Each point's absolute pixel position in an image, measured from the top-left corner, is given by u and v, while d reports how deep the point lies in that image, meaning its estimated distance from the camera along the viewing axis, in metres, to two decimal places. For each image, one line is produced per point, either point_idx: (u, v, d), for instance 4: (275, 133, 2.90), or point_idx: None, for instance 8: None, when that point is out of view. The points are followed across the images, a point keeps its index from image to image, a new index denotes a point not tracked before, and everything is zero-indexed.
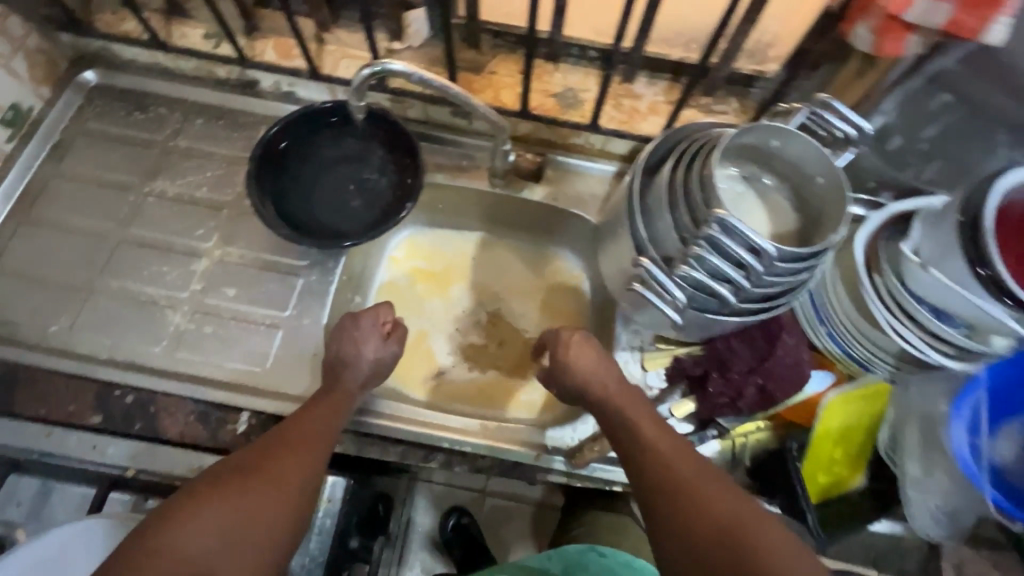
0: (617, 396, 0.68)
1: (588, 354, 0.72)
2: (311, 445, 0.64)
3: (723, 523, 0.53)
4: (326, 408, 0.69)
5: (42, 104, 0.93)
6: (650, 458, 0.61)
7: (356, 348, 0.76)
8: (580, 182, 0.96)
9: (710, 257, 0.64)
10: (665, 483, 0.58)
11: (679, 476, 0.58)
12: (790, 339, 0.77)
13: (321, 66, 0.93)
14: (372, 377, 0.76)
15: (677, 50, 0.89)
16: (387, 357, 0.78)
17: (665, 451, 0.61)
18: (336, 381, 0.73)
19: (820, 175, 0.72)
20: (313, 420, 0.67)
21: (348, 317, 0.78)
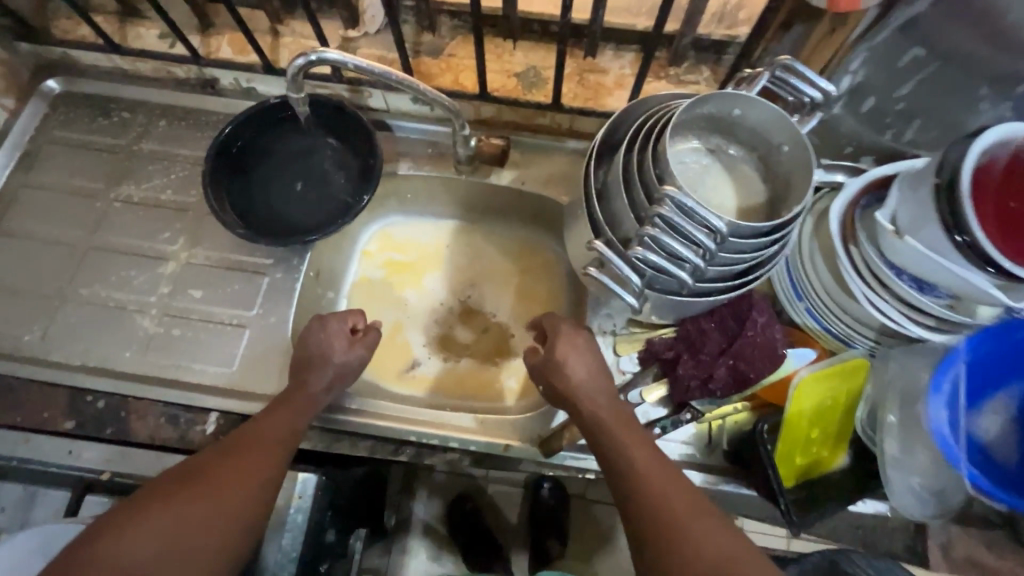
0: (606, 412, 0.65)
1: (575, 361, 0.69)
2: (264, 453, 0.63)
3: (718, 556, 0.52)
4: (287, 411, 0.69)
5: (7, 115, 0.94)
6: (643, 481, 0.58)
7: (323, 351, 0.74)
8: (549, 163, 0.93)
9: (663, 238, 0.61)
10: (656, 506, 0.56)
11: (672, 501, 0.56)
12: (761, 317, 0.74)
13: (277, 59, 0.91)
14: (339, 381, 0.74)
15: (641, 20, 0.85)
16: (355, 363, 0.75)
17: (655, 473, 0.58)
18: (300, 384, 0.72)
19: (786, 144, 0.68)
20: (272, 424, 0.67)
21: (316, 319, 0.76)
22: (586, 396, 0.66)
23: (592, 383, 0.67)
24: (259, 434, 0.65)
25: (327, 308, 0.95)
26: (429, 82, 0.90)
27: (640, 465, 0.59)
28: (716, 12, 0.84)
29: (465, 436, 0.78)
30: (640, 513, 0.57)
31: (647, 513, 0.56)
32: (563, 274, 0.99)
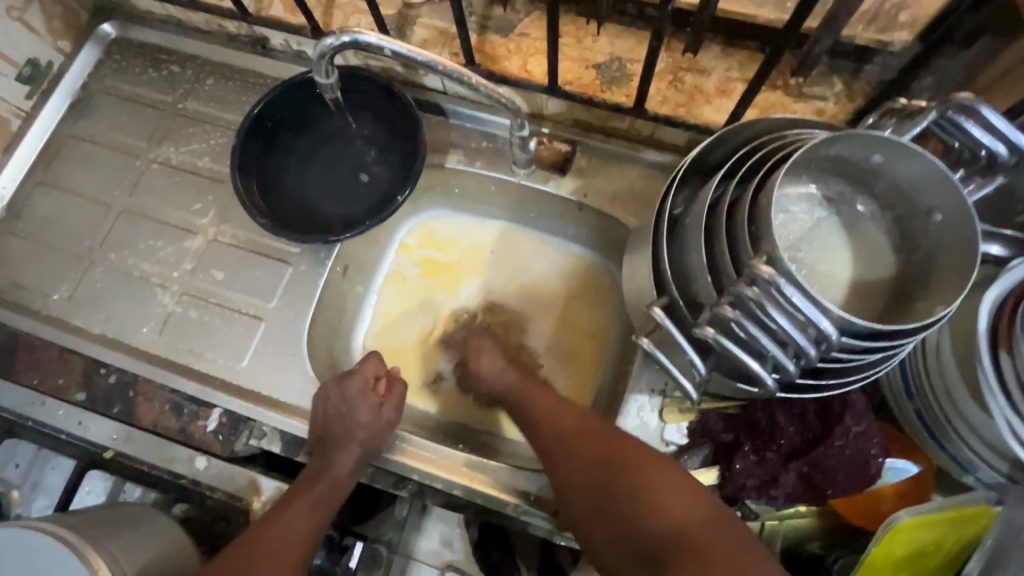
0: (523, 390, 0.72)
1: (491, 355, 0.77)
2: (291, 548, 0.64)
3: (625, 462, 0.59)
4: (306, 505, 0.67)
5: (63, 59, 0.89)
6: (553, 420, 0.66)
7: (350, 420, 0.72)
8: (619, 176, 0.78)
9: (745, 326, 0.47)
10: (569, 437, 0.63)
11: (580, 426, 0.64)
12: (855, 425, 0.58)
13: (330, 23, 0.82)
14: (366, 452, 0.72)
15: (765, 11, 0.68)
16: (381, 426, 0.74)
17: (563, 409, 0.67)
18: (322, 470, 0.70)
19: (938, 210, 0.50)
20: (285, 525, 0.65)
21: (335, 379, 0.75)
22: (505, 383, 0.74)
23: (511, 369, 0.75)
24: (270, 539, 0.64)
25: (351, 303, 0.88)
26: (493, 66, 0.77)
27: (546, 414, 0.67)
28: (868, 8, 0.65)
29: (473, 485, 0.72)
30: (554, 445, 0.64)
31: (564, 446, 0.63)
32: (618, 304, 0.87)
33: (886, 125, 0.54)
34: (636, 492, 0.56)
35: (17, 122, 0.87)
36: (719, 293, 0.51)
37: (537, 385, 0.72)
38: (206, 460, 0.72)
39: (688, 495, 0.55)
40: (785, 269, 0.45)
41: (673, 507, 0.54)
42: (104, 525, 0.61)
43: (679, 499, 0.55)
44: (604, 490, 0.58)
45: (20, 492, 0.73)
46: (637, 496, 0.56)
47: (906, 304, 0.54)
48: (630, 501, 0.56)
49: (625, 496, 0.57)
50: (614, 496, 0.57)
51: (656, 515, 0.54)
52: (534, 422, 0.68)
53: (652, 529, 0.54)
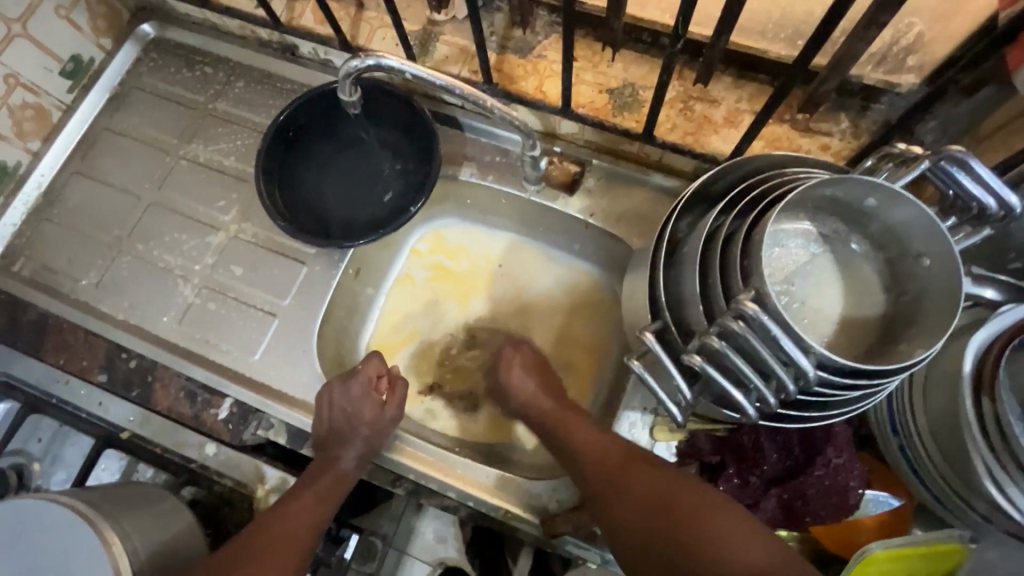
0: (558, 417, 0.71)
1: (526, 375, 0.76)
2: (293, 542, 0.67)
3: (681, 506, 0.57)
4: (311, 496, 0.71)
5: (103, 55, 0.94)
6: (596, 460, 0.65)
7: (352, 419, 0.75)
8: (626, 198, 0.81)
9: (730, 357, 0.49)
10: (616, 482, 0.62)
11: (627, 470, 0.62)
12: (836, 456, 0.60)
13: (356, 36, 0.85)
14: (369, 448, 0.76)
15: (776, 46, 0.70)
16: (383, 424, 0.77)
17: (603, 445, 0.66)
18: (328, 464, 0.74)
19: (927, 256, 0.52)
20: (291, 515, 0.69)
21: (338, 379, 0.78)
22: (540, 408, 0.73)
23: (544, 397, 0.74)
24: (278, 529, 0.67)
25: (362, 304, 0.91)
26: (509, 85, 0.80)
27: (587, 450, 0.66)
28: (876, 51, 0.66)
29: (466, 490, 0.75)
30: (599, 487, 0.63)
31: (612, 489, 0.62)
32: (617, 320, 0.90)
33: (884, 168, 0.56)
34: (699, 540, 0.55)
35: (58, 113, 0.91)
36: (709, 322, 0.54)
37: (572, 413, 0.71)
38: (215, 447, 0.76)
39: (753, 541, 0.53)
40: (771, 307, 0.47)
41: (740, 554, 0.53)
42: (118, 502, 0.65)
43: (743, 544, 0.53)
44: (663, 537, 0.57)
45: (41, 465, 0.77)
46: (699, 542, 0.55)
47: (891, 344, 0.56)
48: (692, 549, 0.55)
49: (686, 543, 0.55)
50: (675, 543, 0.56)
51: (725, 563, 0.53)
52: (578, 460, 0.66)
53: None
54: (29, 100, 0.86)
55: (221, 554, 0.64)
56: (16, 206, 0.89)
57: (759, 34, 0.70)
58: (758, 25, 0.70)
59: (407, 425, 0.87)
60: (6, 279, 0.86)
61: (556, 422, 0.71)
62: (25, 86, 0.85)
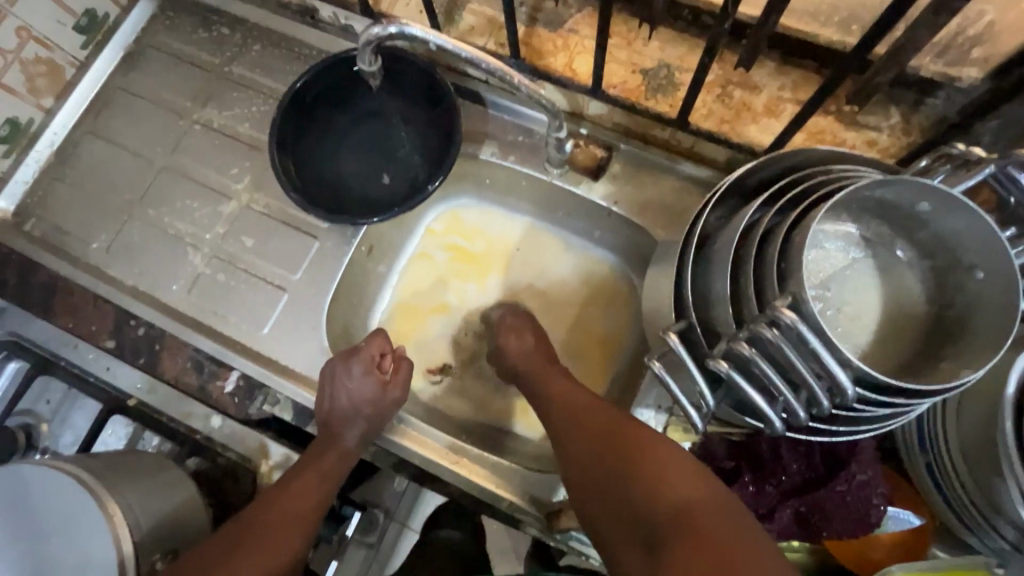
0: (550, 378, 0.71)
1: (523, 334, 0.78)
2: (295, 522, 0.67)
3: (632, 443, 0.57)
4: (315, 475, 0.71)
5: (119, 11, 0.91)
6: (569, 407, 0.65)
7: (353, 399, 0.74)
8: (652, 187, 0.77)
9: (761, 367, 0.46)
10: (579, 424, 0.62)
11: (591, 414, 0.63)
12: (860, 473, 0.57)
13: (379, 1, 0.81)
14: (371, 428, 0.75)
15: (828, 31, 0.64)
16: (386, 405, 0.76)
17: (578, 395, 0.66)
18: (331, 442, 0.73)
19: (981, 268, 0.48)
20: (296, 494, 0.68)
21: (341, 356, 0.76)
22: (533, 368, 0.73)
23: (539, 357, 0.75)
24: (284, 507, 0.67)
25: (373, 282, 0.89)
26: (537, 61, 0.76)
27: (564, 400, 0.66)
28: (939, 41, 0.61)
29: (470, 480, 0.74)
30: (564, 429, 0.64)
31: (574, 429, 0.62)
32: (633, 314, 0.87)
33: (941, 170, 0.51)
34: (637, 476, 0.54)
35: (72, 70, 0.89)
36: (738, 326, 0.51)
37: (559, 373, 0.72)
38: (220, 419, 0.76)
39: (694, 480, 0.52)
40: (807, 313, 0.44)
41: (677, 489, 0.51)
42: (122, 473, 0.64)
43: (683, 482, 0.52)
44: (609, 471, 0.56)
45: (49, 426, 0.79)
46: (640, 476, 0.54)
47: (933, 361, 0.52)
48: (632, 481, 0.54)
49: (627, 475, 0.55)
50: (618, 476, 0.55)
51: (658, 497, 0.51)
52: (554, 411, 0.67)
53: (653, 509, 0.51)
54: (42, 55, 0.84)
55: (227, 530, 0.64)
56: (29, 164, 0.88)
57: (811, 17, 0.64)
58: (812, 6, 0.64)
59: (413, 409, 0.85)
60: (17, 239, 0.85)
61: (544, 381, 0.71)
62: (37, 40, 0.82)
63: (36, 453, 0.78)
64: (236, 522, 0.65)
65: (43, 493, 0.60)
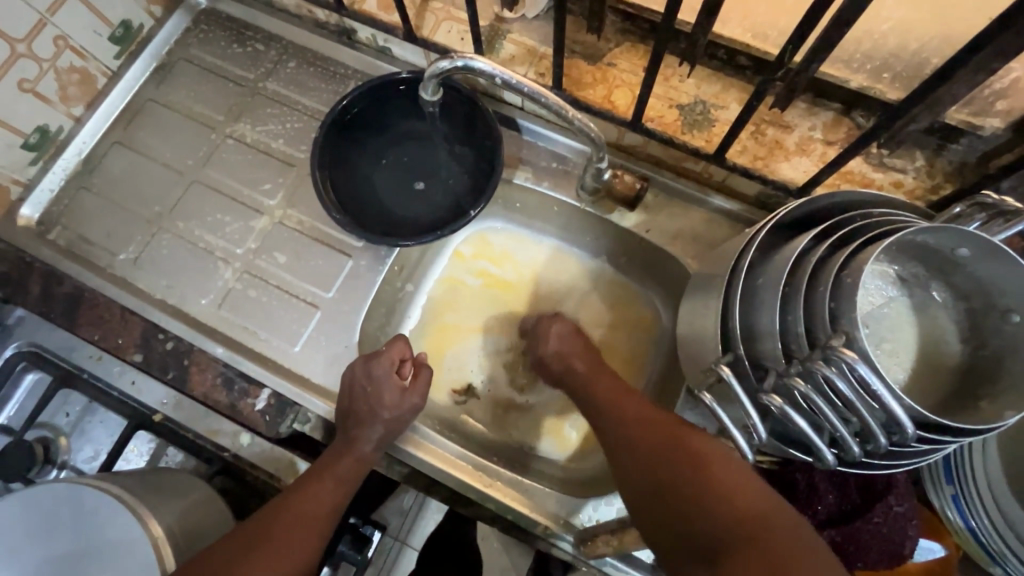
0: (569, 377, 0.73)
1: (569, 347, 0.76)
2: (312, 522, 0.65)
3: (689, 447, 0.56)
4: (331, 480, 0.69)
5: (153, 23, 0.91)
6: (619, 407, 0.65)
7: (373, 403, 0.73)
8: (681, 217, 0.79)
9: (817, 403, 0.48)
10: (634, 426, 0.62)
11: (646, 418, 0.62)
12: (897, 505, 0.61)
13: (420, 26, 0.83)
14: (389, 433, 0.74)
15: (859, 76, 0.68)
16: (404, 410, 0.75)
17: (628, 398, 0.66)
18: (347, 447, 0.72)
19: (1016, 312, 0.51)
20: (313, 497, 0.67)
21: (361, 358, 0.76)
22: (571, 365, 0.74)
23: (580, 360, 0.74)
24: (299, 510, 0.65)
25: (402, 300, 0.90)
26: (576, 90, 0.78)
27: (608, 400, 0.67)
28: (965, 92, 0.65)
29: (503, 502, 0.74)
30: (615, 429, 0.64)
31: (629, 430, 0.62)
32: (658, 339, 0.88)
33: (975, 217, 0.54)
34: (694, 476, 0.53)
35: (103, 80, 0.88)
36: (786, 359, 0.53)
37: (604, 373, 0.72)
38: (249, 437, 0.75)
39: (751, 487, 0.51)
40: (862, 351, 0.46)
41: (736, 492, 0.51)
42: (156, 490, 0.63)
43: (740, 491, 0.51)
44: (659, 472, 0.56)
45: (69, 440, 0.77)
46: (694, 481, 0.53)
47: (970, 401, 0.54)
48: (686, 486, 0.53)
49: (684, 476, 0.54)
50: (673, 474, 0.55)
51: (720, 502, 0.51)
52: (594, 410, 0.68)
53: (711, 516, 0.51)
54: (76, 63, 0.83)
55: (245, 527, 0.63)
56: (55, 172, 0.87)
57: (843, 63, 0.68)
58: (846, 53, 0.68)
59: (440, 428, 0.85)
60: (41, 248, 0.84)
61: (586, 377, 0.72)
62: (73, 50, 0.82)
63: (53, 469, 0.76)
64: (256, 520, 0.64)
65: (88, 513, 0.59)
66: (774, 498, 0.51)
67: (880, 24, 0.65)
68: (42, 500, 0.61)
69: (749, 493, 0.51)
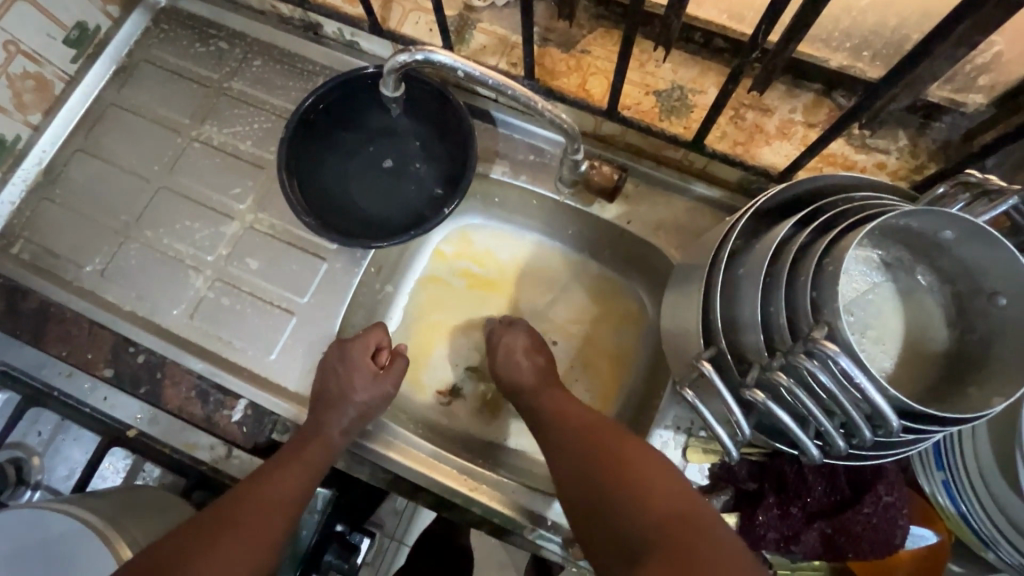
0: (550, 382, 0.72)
1: (516, 361, 0.75)
2: (277, 508, 0.63)
3: (618, 454, 0.57)
4: (299, 464, 0.67)
5: (110, 24, 0.87)
6: (565, 414, 0.66)
7: (343, 389, 0.71)
8: (662, 206, 0.77)
9: (799, 397, 0.46)
10: (572, 433, 0.63)
11: (586, 424, 0.63)
12: (886, 495, 0.60)
13: (387, 18, 0.80)
14: (360, 418, 0.72)
15: (838, 55, 0.67)
16: (376, 397, 0.74)
17: (572, 406, 0.67)
18: (315, 431, 0.70)
19: (1003, 295, 0.50)
20: (278, 482, 0.65)
21: (336, 343, 0.75)
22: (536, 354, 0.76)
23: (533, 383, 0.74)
24: (263, 495, 0.63)
25: (382, 302, 0.88)
26: (550, 79, 0.75)
27: (553, 409, 0.68)
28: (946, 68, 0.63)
29: (490, 505, 0.73)
30: (557, 436, 0.65)
31: (567, 436, 0.63)
32: (645, 332, 0.87)
33: (959, 198, 0.52)
34: (619, 482, 0.55)
35: (61, 85, 0.85)
36: (769, 351, 0.51)
37: (550, 386, 0.72)
38: (227, 450, 0.73)
39: (671, 493, 0.52)
40: (845, 343, 0.45)
41: (658, 497, 0.52)
42: (126, 508, 0.62)
43: (667, 493, 0.52)
44: (593, 476, 0.57)
45: (41, 460, 0.74)
46: (624, 485, 0.54)
47: (958, 387, 0.53)
48: (615, 489, 0.54)
49: (610, 482, 0.55)
50: (600, 481, 0.56)
51: (640, 506, 0.52)
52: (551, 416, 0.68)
53: (638, 517, 0.51)
54: (30, 69, 0.80)
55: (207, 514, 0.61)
56: (15, 182, 0.84)
57: (822, 42, 0.67)
58: (823, 32, 0.66)
59: (424, 432, 0.83)
60: (5, 262, 0.81)
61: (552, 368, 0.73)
62: (26, 55, 0.78)
63: (26, 490, 0.73)
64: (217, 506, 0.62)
65: (56, 541, 0.57)
66: (695, 501, 0.52)
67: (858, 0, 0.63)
68: (14, 526, 0.59)
69: (669, 500, 0.52)
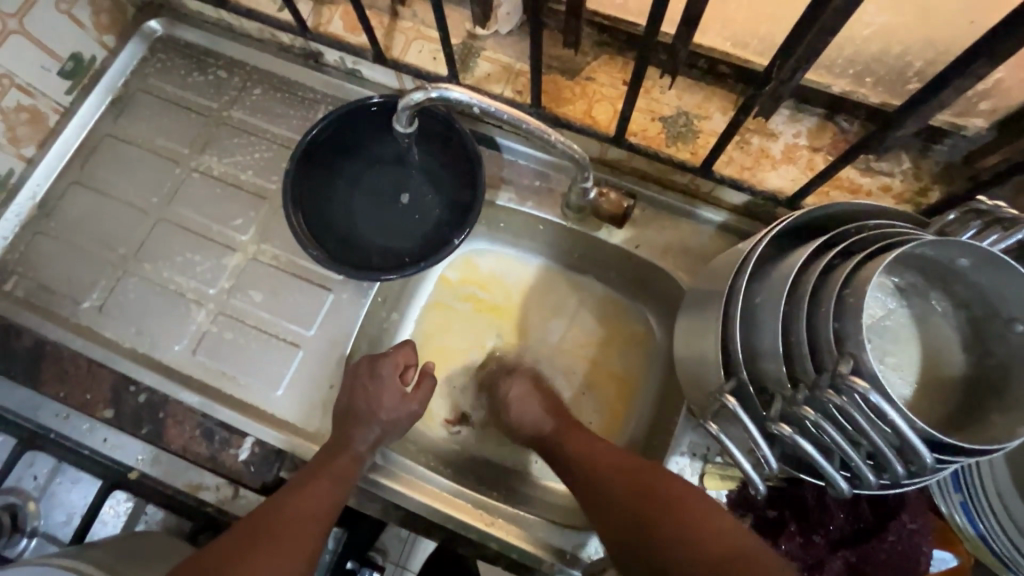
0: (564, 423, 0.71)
1: (530, 399, 0.75)
2: (308, 523, 0.62)
3: (656, 490, 0.59)
4: (328, 479, 0.65)
5: (106, 54, 0.86)
6: (590, 450, 0.67)
7: (370, 406, 0.71)
8: (670, 230, 0.78)
9: (828, 430, 0.46)
10: (604, 468, 0.64)
11: (615, 462, 0.64)
12: (910, 522, 0.60)
13: (390, 47, 0.80)
14: (384, 435, 0.72)
15: (840, 81, 0.68)
16: (401, 416, 0.74)
17: (592, 440, 0.68)
18: (342, 445, 0.68)
19: (1020, 322, 0.50)
20: (308, 497, 0.63)
21: (366, 359, 0.74)
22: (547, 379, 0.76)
23: (546, 417, 0.73)
24: (294, 510, 0.62)
25: (389, 329, 0.86)
26: (555, 106, 0.76)
27: (580, 449, 0.67)
28: None
29: (508, 539, 0.72)
30: (587, 475, 0.65)
31: (600, 476, 0.64)
32: (653, 354, 0.86)
33: (971, 225, 0.52)
34: (667, 520, 0.56)
35: (56, 117, 0.83)
36: (791, 382, 0.51)
37: (571, 424, 0.72)
38: (235, 490, 0.72)
39: (719, 526, 0.54)
40: (870, 376, 0.45)
41: (704, 530, 0.53)
42: (131, 559, 0.59)
43: (714, 529, 0.53)
44: (635, 517, 0.58)
45: (38, 505, 0.72)
46: (670, 524, 0.55)
47: (978, 414, 0.53)
48: (661, 526, 0.56)
49: (655, 519, 0.56)
50: (643, 519, 0.57)
51: (691, 543, 0.53)
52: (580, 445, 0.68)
53: (687, 547, 0.53)
54: (24, 102, 0.78)
55: (237, 532, 0.60)
56: (8, 217, 0.81)
57: (826, 69, 0.68)
58: (828, 59, 0.67)
59: (434, 463, 0.82)
60: None
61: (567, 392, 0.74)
62: (21, 88, 0.77)
63: (22, 538, 0.71)
64: (246, 526, 0.60)
65: None
66: (740, 529, 0.54)
67: (860, 30, 0.63)
68: None
69: (717, 533, 0.53)
